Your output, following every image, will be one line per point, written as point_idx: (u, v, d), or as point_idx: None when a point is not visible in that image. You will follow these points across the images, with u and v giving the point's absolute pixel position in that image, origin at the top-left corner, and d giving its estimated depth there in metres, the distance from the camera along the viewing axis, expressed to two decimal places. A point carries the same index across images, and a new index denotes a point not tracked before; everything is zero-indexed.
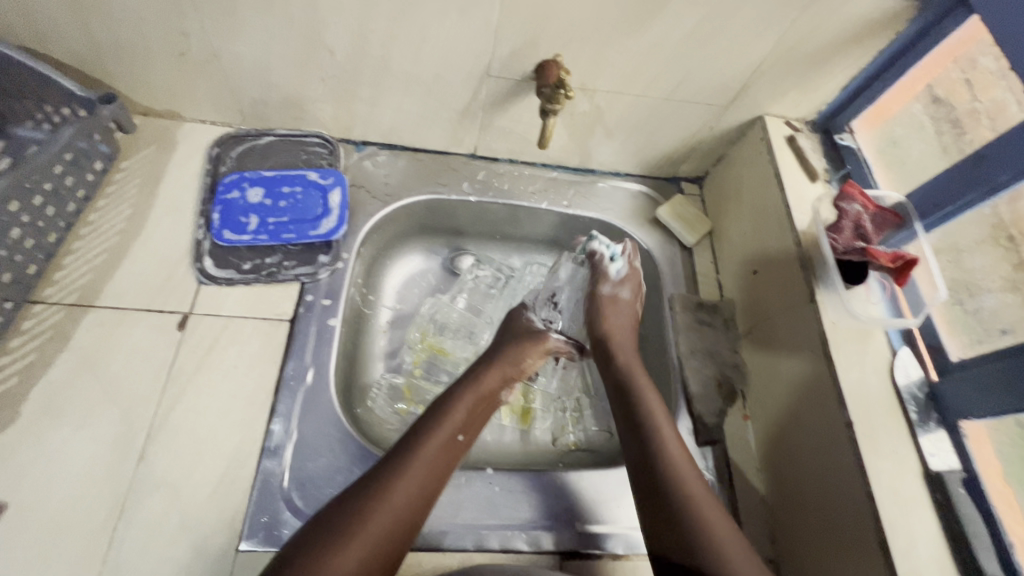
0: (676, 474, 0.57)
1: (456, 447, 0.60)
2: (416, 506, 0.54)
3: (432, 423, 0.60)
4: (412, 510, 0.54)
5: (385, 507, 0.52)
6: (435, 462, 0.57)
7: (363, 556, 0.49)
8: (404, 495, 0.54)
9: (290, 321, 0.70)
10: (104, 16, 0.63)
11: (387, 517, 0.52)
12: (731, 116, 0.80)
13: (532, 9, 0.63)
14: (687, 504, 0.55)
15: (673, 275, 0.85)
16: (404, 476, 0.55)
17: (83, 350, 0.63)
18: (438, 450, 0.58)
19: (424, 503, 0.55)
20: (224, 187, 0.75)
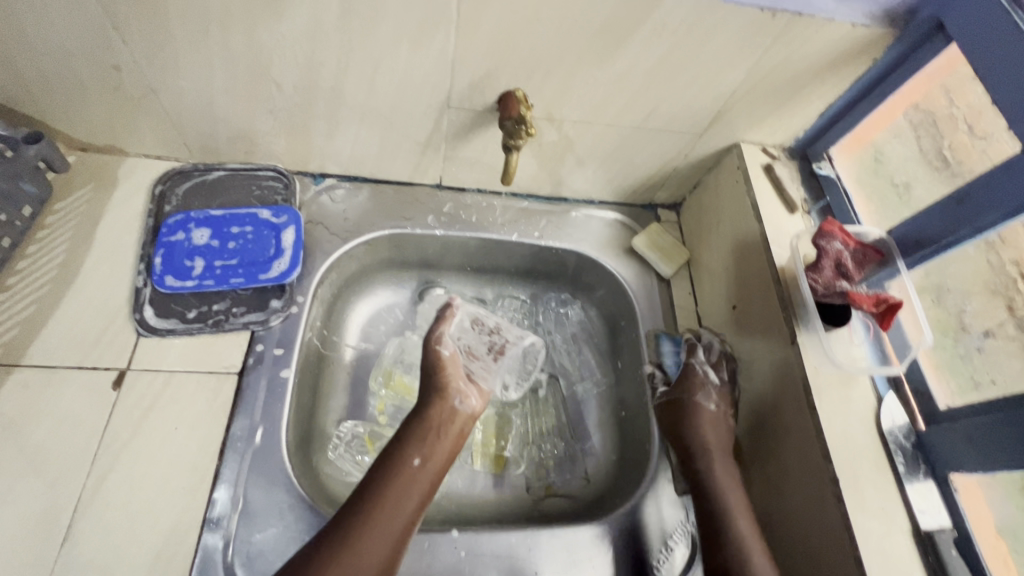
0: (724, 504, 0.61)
1: (421, 479, 0.59)
2: (387, 551, 0.54)
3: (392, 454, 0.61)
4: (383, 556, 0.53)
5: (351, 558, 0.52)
6: (400, 498, 0.57)
7: None
8: (374, 542, 0.53)
9: (238, 375, 0.65)
10: (25, 51, 0.58)
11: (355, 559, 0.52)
12: (707, 143, 0.76)
13: (490, 41, 0.59)
14: (738, 554, 0.57)
15: (650, 309, 0.81)
16: (368, 522, 0.54)
17: (4, 416, 0.58)
18: (398, 487, 0.58)
19: (398, 543, 0.55)
20: (167, 229, 0.70)
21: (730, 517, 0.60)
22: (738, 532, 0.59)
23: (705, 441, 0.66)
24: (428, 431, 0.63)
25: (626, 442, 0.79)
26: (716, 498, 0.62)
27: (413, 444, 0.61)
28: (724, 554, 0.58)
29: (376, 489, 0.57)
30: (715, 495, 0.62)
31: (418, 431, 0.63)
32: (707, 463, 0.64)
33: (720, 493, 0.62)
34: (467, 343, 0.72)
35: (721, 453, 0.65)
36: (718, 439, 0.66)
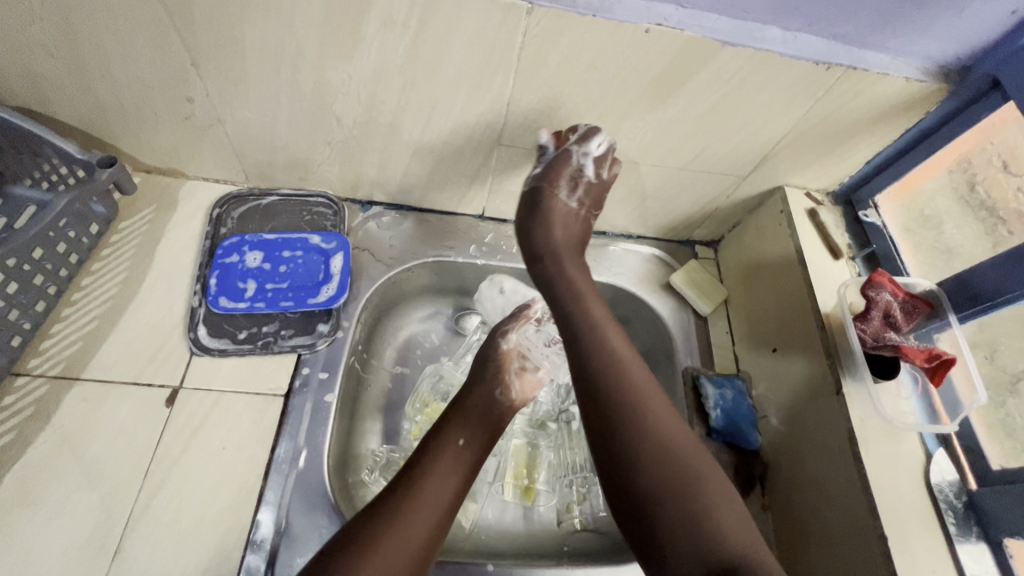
0: (627, 375, 0.54)
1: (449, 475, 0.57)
2: (419, 550, 0.50)
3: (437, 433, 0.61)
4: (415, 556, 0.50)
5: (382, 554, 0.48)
6: (436, 494, 0.54)
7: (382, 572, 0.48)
8: (404, 539, 0.50)
9: (284, 397, 0.66)
10: (108, 81, 0.62)
11: (406, 531, 0.50)
12: (750, 185, 0.77)
13: (547, 85, 0.61)
14: (638, 423, 0.51)
15: (687, 347, 0.81)
16: (400, 518, 0.51)
17: (64, 428, 0.60)
18: (445, 462, 0.57)
19: (435, 532, 0.52)
20: (222, 251, 0.73)
21: (620, 365, 0.55)
22: (656, 422, 0.51)
23: (553, 242, 0.64)
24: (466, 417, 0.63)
25: None
26: (603, 352, 0.55)
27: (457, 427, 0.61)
28: (612, 391, 0.53)
29: (407, 491, 0.54)
30: (588, 327, 0.57)
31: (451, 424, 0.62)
32: (614, 353, 0.55)
33: (599, 341, 0.56)
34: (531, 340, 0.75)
35: (568, 253, 0.64)
36: (606, 316, 0.59)
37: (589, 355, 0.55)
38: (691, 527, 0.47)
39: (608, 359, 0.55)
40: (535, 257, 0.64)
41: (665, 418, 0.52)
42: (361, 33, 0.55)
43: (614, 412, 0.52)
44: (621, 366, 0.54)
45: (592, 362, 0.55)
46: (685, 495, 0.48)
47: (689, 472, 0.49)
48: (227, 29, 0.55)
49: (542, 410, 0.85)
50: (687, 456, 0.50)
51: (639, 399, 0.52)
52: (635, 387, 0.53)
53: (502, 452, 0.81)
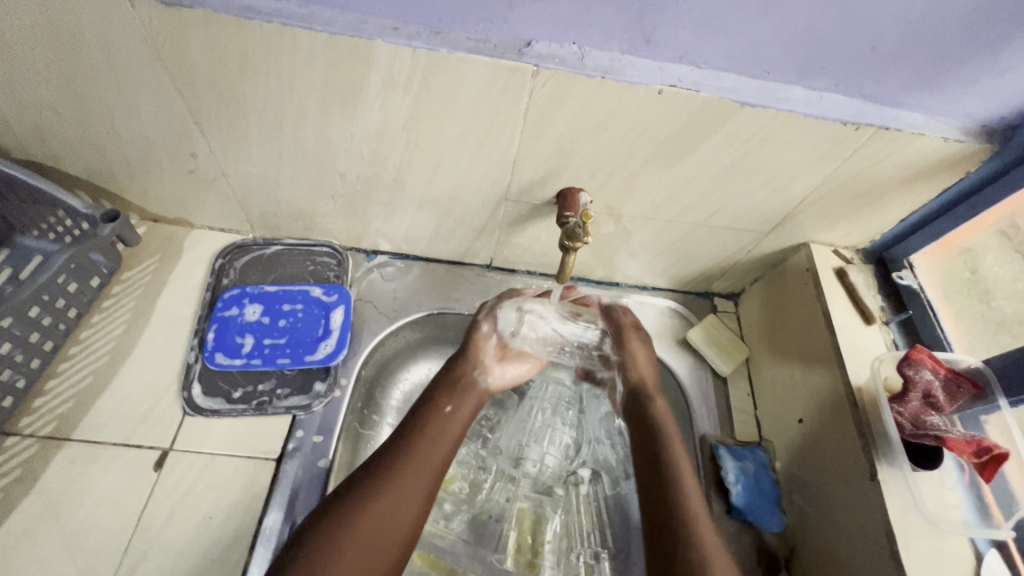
0: (686, 501, 0.57)
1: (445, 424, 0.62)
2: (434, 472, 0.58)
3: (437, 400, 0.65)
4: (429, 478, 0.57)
5: (405, 480, 0.55)
6: (426, 458, 0.58)
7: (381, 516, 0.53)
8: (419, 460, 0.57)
9: (276, 461, 0.63)
10: (111, 137, 0.61)
11: (395, 493, 0.54)
12: (773, 241, 0.73)
13: (555, 144, 0.58)
14: (681, 506, 0.57)
15: (705, 410, 0.76)
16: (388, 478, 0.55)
17: (49, 493, 0.58)
18: (425, 442, 0.60)
19: (426, 494, 0.56)
20: (223, 303, 0.71)
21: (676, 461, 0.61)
22: (682, 473, 0.59)
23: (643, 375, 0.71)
24: (456, 386, 0.67)
25: None
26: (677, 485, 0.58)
27: (443, 394, 0.66)
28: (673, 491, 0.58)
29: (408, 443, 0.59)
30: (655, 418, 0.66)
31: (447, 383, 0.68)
32: (677, 470, 0.60)
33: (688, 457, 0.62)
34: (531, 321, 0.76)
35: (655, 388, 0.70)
36: (676, 429, 0.65)
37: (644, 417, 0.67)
38: None
39: (671, 462, 0.60)
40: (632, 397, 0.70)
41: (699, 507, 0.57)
42: (363, 95, 0.53)
43: (671, 506, 0.57)
44: (679, 466, 0.60)
45: (663, 471, 0.60)
46: None
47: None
48: (229, 89, 0.54)
49: (547, 472, 0.80)
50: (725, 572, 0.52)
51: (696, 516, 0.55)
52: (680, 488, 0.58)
53: (505, 517, 0.77)
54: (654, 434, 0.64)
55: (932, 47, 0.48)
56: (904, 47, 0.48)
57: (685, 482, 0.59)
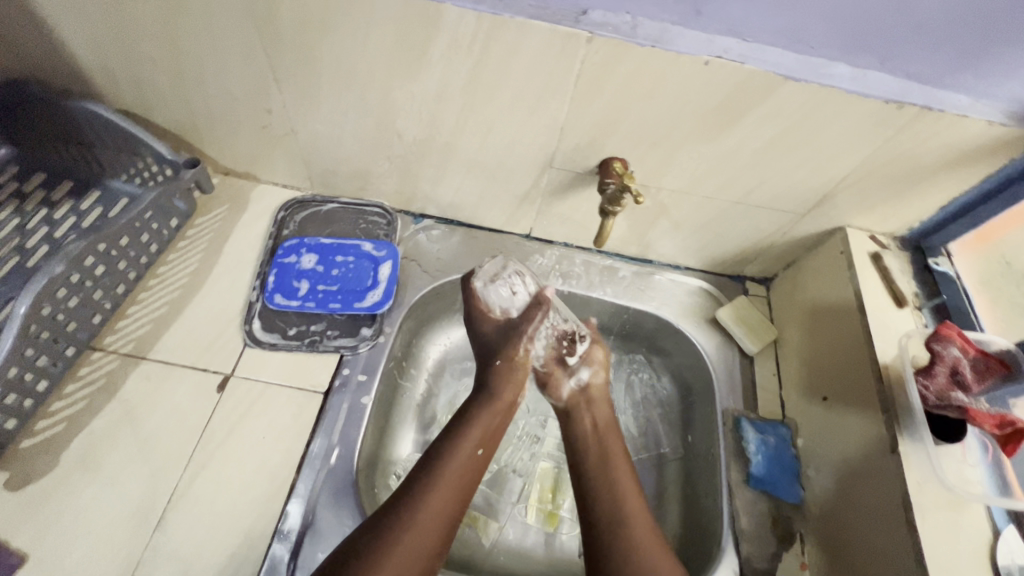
0: (625, 527, 0.60)
1: (447, 486, 0.59)
2: (442, 530, 0.57)
3: (463, 432, 0.64)
4: (444, 529, 0.57)
5: (419, 533, 0.55)
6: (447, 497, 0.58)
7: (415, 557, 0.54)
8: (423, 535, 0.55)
9: (324, 394, 0.69)
10: (199, 90, 0.68)
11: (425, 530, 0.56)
12: (809, 223, 0.74)
13: (602, 113, 0.61)
14: (613, 523, 0.60)
15: (729, 385, 0.79)
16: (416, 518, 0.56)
17: (127, 402, 0.65)
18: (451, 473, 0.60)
19: (449, 526, 0.58)
20: (283, 251, 0.78)
21: (628, 526, 0.60)
22: (617, 480, 0.63)
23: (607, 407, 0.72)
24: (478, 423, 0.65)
25: (689, 522, 0.75)
26: (612, 513, 0.61)
27: (470, 432, 0.64)
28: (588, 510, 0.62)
29: (433, 477, 0.59)
30: (595, 462, 0.65)
31: (471, 421, 0.65)
32: (603, 504, 0.61)
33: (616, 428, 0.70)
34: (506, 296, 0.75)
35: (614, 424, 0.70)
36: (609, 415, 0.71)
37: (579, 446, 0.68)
38: None
39: (593, 460, 0.66)
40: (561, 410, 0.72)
41: (640, 527, 0.60)
42: (428, 56, 0.58)
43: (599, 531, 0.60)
44: (611, 472, 0.64)
45: (588, 499, 0.63)
46: None
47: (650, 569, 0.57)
48: (308, 49, 0.60)
49: None
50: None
51: (621, 521, 0.60)
52: (637, 546, 0.58)
53: (528, 474, 0.81)
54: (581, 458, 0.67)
55: (983, 25, 0.49)
56: (950, 26, 0.49)
57: (629, 515, 0.60)
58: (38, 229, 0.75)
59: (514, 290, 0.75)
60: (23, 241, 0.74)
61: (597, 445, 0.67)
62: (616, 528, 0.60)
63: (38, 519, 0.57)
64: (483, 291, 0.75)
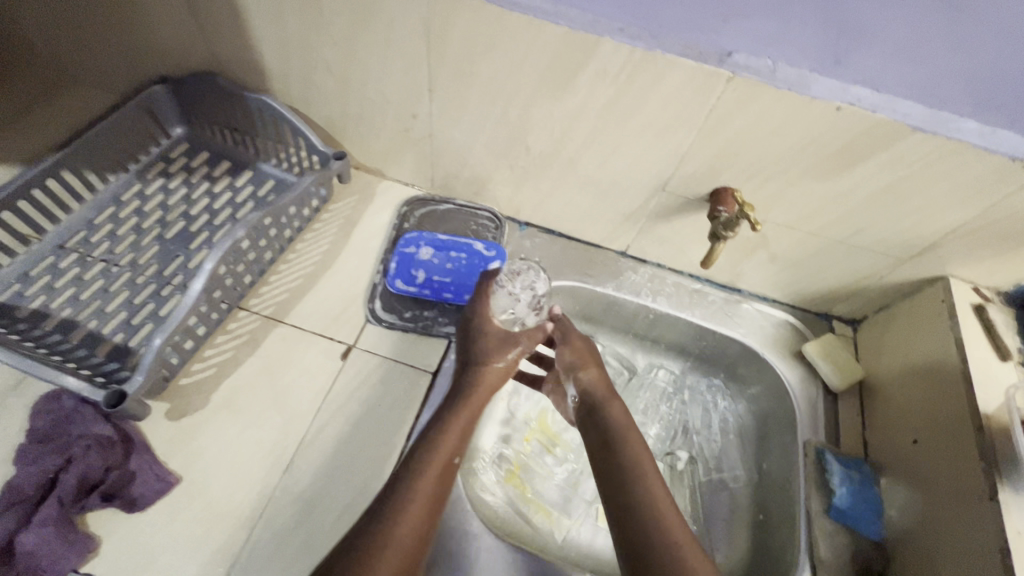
0: (655, 511, 0.58)
1: (417, 500, 0.54)
2: (428, 516, 0.54)
3: (442, 426, 0.62)
4: (427, 518, 0.54)
5: (406, 522, 0.52)
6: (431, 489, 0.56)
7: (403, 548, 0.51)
8: (397, 556, 0.50)
9: (433, 374, 0.75)
10: (358, 93, 0.78)
11: (414, 521, 0.53)
12: (911, 269, 0.76)
13: (725, 145, 0.66)
14: (647, 512, 0.58)
15: (811, 418, 0.80)
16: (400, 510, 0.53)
17: (266, 358, 0.73)
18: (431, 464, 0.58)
19: (433, 517, 0.55)
20: (404, 242, 0.85)
21: (659, 511, 0.58)
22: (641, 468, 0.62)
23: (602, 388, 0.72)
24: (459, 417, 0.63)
25: (760, 547, 0.77)
26: (641, 499, 0.59)
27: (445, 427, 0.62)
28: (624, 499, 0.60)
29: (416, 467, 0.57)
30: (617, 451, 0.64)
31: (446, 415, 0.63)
32: (637, 490, 0.60)
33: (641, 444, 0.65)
34: (522, 299, 0.72)
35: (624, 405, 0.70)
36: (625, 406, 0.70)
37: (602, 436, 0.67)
38: None
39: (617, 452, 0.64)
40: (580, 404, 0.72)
41: (670, 513, 0.58)
42: (575, 80, 0.64)
43: (633, 515, 0.58)
44: (638, 464, 0.63)
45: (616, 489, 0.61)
46: None
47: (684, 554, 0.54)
48: (467, 66, 0.68)
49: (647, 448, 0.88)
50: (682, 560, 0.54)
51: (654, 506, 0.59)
52: (666, 527, 0.57)
53: None
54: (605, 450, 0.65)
55: None
56: None
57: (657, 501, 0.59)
58: (201, 200, 0.86)
59: (533, 291, 0.72)
60: (188, 209, 0.85)
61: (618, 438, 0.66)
62: (650, 514, 0.58)
63: (190, 448, 0.66)
64: (501, 291, 0.71)
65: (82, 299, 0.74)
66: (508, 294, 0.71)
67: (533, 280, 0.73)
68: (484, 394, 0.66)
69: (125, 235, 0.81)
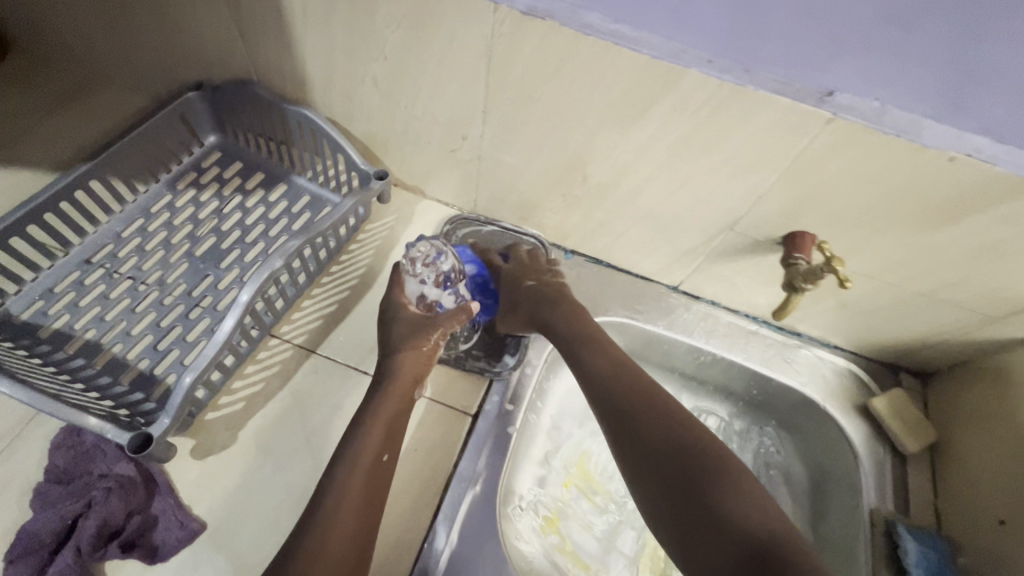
0: (653, 397, 0.60)
1: (345, 511, 0.55)
2: (359, 524, 0.55)
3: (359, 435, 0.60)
4: (359, 527, 0.55)
5: (335, 536, 0.53)
6: (358, 496, 0.56)
7: (337, 564, 0.51)
8: None
9: (472, 417, 0.72)
10: (405, 110, 0.72)
11: (343, 535, 0.53)
12: (1000, 328, 0.69)
13: (811, 190, 0.60)
14: (647, 396, 0.61)
15: (878, 483, 0.74)
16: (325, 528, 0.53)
17: (297, 393, 0.69)
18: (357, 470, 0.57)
19: (367, 525, 0.55)
20: (481, 239, 0.82)
21: (662, 396, 0.61)
22: (626, 367, 0.65)
23: (573, 312, 0.72)
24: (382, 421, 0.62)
25: None
26: (630, 386, 0.61)
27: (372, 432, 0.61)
28: (611, 398, 0.61)
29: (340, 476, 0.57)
30: (600, 357, 0.66)
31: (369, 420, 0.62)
32: (625, 378, 0.63)
33: (659, 420, 0.58)
34: (426, 279, 0.72)
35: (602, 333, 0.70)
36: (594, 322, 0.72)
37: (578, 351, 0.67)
38: (697, 477, 0.52)
39: (597, 357, 0.66)
40: (547, 328, 0.71)
41: (668, 400, 0.60)
42: (650, 111, 0.59)
43: (623, 406, 0.60)
44: (620, 362, 0.65)
45: (603, 390, 0.62)
46: (693, 459, 0.53)
47: (686, 427, 0.57)
48: (529, 90, 0.62)
49: None
50: (683, 429, 0.57)
51: (652, 389, 0.61)
52: (672, 409, 0.59)
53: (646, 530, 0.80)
54: (586, 362, 0.66)
55: None
56: None
57: (655, 389, 0.61)
58: (232, 214, 0.82)
59: (432, 270, 0.72)
60: (219, 224, 0.81)
61: (593, 350, 0.67)
62: (650, 399, 0.60)
63: (217, 491, 0.62)
64: (410, 279, 0.72)
65: (107, 320, 0.71)
66: (417, 280, 0.72)
67: (441, 261, 0.72)
68: (405, 388, 0.65)
69: (153, 250, 0.77)
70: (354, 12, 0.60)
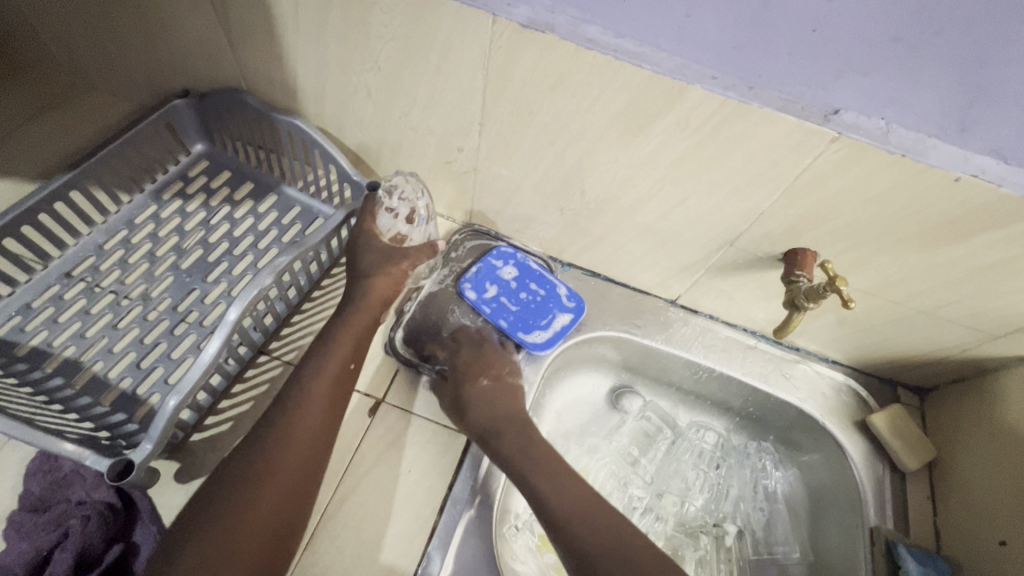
0: (588, 502, 0.59)
1: (275, 481, 0.56)
2: (287, 496, 0.56)
3: (301, 396, 0.61)
4: (287, 499, 0.56)
5: (260, 507, 0.54)
6: (292, 468, 0.57)
7: (262, 535, 0.53)
8: (244, 561, 0.51)
9: (468, 435, 0.71)
10: (399, 122, 0.71)
11: (267, 506, 0.54)
12: (998, 346, 0.69)
13: (812, 208, 0.60)
14: (584, 501, 0.59)
15: (878, 502, 0.73)
16: (254, 495, 0.54)
17: None
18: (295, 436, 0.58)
19: (297, 495, 0.57)
20: (496, 253, 0.83)
21: (600, 501, 0.60)
22: (558, 461, 0.63)
23: (512, 411, 0.68)
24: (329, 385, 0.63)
25: None
26: (561, 492, 0.60)
27: (318, 398, 0.61)
28: (545, 502, 0.59)
29: (277, 443, 0.57)
30: (535, 450, 0.64)
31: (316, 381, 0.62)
32: (558, 481, 0.61)
33: (625, 567, 0.54)
34: (400, 212, 0.76)
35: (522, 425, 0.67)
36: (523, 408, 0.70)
37: (506, 443, 0.65)
38: None
39: (530, 451, 0.64)
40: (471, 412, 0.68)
41: (603, 506, 0.60)
42: (650, 127, 0.57)
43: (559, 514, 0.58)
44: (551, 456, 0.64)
45: (534, 489, 0.61)
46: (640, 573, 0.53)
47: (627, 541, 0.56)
48: (526, 103, 0.61)
49: (693, 516, 0.80)
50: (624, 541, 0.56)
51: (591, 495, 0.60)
52: (612, 520, 0.58)
53: None
54: (514, 454, 0.63)
55: None
56: None
57: (588, 494, 0.60)
58: (220, 226, 0.80)
59: (409, 206, 0.76)
60: (206, 236, 0.79)
61: (525, 440, 0.65)
62: (584, 510, 0.58)
63: None
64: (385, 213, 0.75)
65: (87, 337, 0.68)
66: (391, 214, 0.76)
67: (417, 199, 0.76)
68: (361, 331, 0.68)
69: (136, 263, 0.75)
70: (346, 22, 0.58)
